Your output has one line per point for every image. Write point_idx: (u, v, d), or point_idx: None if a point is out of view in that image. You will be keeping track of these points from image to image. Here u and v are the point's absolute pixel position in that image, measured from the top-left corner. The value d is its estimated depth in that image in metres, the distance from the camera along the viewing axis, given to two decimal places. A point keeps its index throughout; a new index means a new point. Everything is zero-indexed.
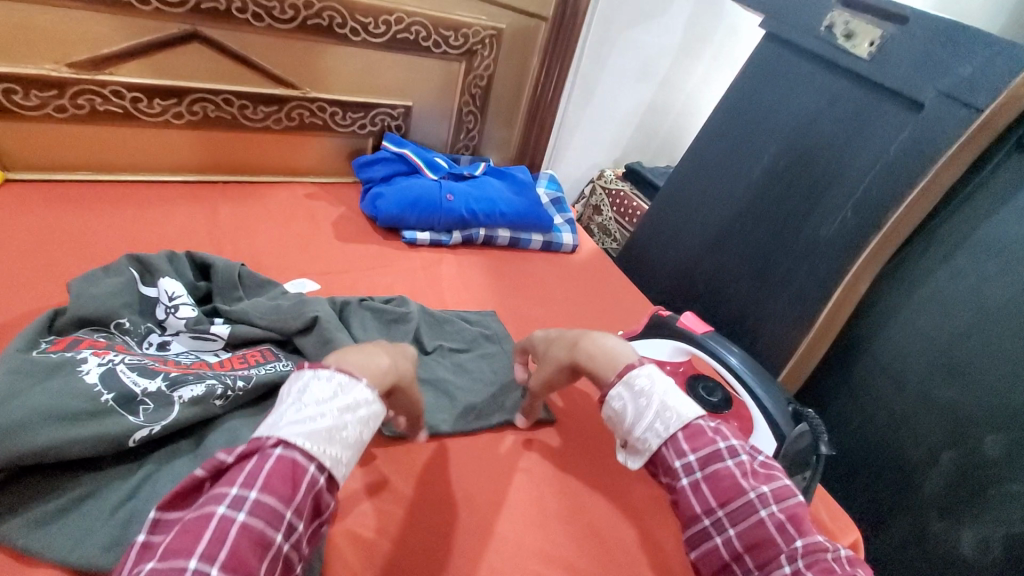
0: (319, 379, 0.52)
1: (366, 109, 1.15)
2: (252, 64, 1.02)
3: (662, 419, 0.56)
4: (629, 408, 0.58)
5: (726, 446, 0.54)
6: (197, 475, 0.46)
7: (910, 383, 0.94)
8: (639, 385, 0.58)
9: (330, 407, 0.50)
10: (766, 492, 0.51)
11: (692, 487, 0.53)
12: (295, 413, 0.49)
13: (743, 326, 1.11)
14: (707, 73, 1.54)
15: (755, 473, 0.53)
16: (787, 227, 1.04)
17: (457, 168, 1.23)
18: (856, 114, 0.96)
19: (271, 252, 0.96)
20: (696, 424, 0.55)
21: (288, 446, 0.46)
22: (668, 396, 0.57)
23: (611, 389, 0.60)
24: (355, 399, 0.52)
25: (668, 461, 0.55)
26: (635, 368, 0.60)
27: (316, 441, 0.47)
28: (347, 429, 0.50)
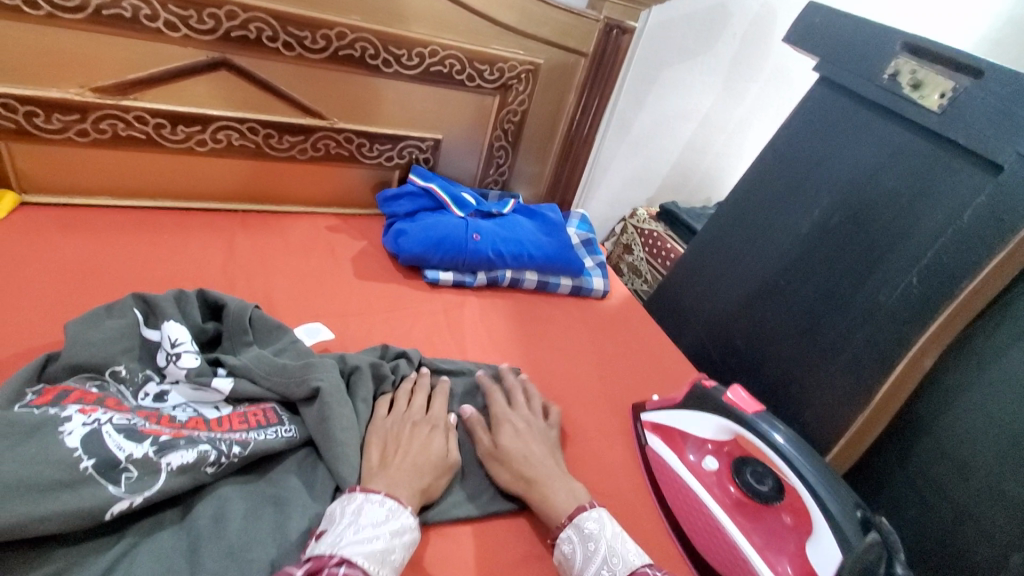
0: (372, 502, 0.57)
1: (394, 141, 1.11)
2: (280, 93, 0.99)
3: (608, 564, 0.57)
4: (578, 552, 0.60)
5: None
6: None
7: (976, 472, 0.83)
8: (588, 529, 0.61)
9: (383, 529, 0.55)
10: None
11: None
12: (354, 533, 0.54)
13: (788, 391, 1.03)
14: (750, 113, 1.47)
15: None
16: (840, 286, 0.96)
17: (485, 205, 1.17)
18: (924, 171, 0.88)
19: (286, 289, 0.91)
20: (640, 570, 0.57)
21: (351, 565, 0.50)
22: (616, 541, 0.60)
23: (561, 532, 0.62)
24: (403, 522, 0.57)
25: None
26: (585, 511, 0.63)
27: (374, 561, 0.52)
28: (395, 552, 0.54)
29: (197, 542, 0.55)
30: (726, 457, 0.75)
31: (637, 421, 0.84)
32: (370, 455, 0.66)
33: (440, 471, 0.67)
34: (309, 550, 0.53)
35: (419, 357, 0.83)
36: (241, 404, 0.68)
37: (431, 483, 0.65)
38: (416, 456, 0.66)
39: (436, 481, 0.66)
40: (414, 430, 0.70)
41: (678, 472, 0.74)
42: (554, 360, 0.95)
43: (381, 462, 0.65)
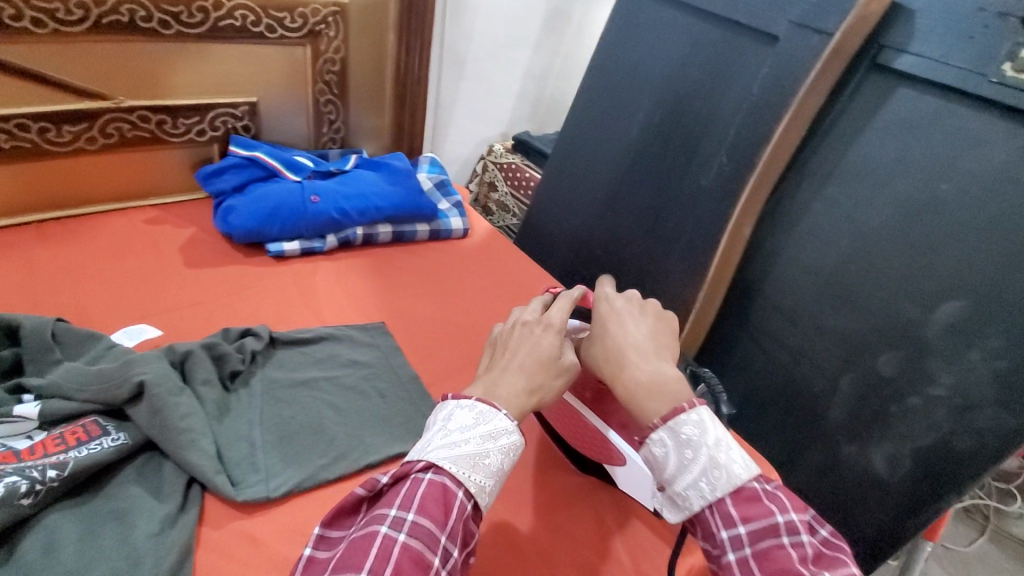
0: (462, 407, 0.54)
1: (200, 112, 1.01)
2: (46, 79, 0.85)
3: (707, 477, 0.50)
4: (671, 457, 0.52)
5: (784, 521, 0.48)
6: (358, 494, 0.52)
7: (803, 314, 0.96)
8: (686, 435, 0.52)
9: (473, 433, 0.52)
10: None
11: (739, 564, 0.47)
12: (441, 438, 0.52)
13: (642, 288, 1.08)
14: (580, 31, 1.49)
15: (817, 557, 0.47)
16: (669, 177, 1.02)
17: (322, 165, 1.11)
18: (720, 58, 0.95)
19: (101, 295, 0.82)
20: (747, 487, 0.50)
21: (437, 470, 0.50)
22: (720, 450, 0.51)
23: (652, 433, 0.54)
24: (496, 425, 0.53)
25: (713, 529, 0.50)
26: (683, 413, 0.53)
27: (464, 466, 0.50)
28: (490, 456, 0.51)
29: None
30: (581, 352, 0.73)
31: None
32: (483, 362, 0.62)
33: (556, 375, 0.59)
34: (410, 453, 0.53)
35: (267, 331, 0.79)
36: (60, 425, 0.62)
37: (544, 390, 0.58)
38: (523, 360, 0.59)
39: (551, 387, 0.58)
40: (526, 331, 0.61)
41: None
42: (418, 307, 0.94)
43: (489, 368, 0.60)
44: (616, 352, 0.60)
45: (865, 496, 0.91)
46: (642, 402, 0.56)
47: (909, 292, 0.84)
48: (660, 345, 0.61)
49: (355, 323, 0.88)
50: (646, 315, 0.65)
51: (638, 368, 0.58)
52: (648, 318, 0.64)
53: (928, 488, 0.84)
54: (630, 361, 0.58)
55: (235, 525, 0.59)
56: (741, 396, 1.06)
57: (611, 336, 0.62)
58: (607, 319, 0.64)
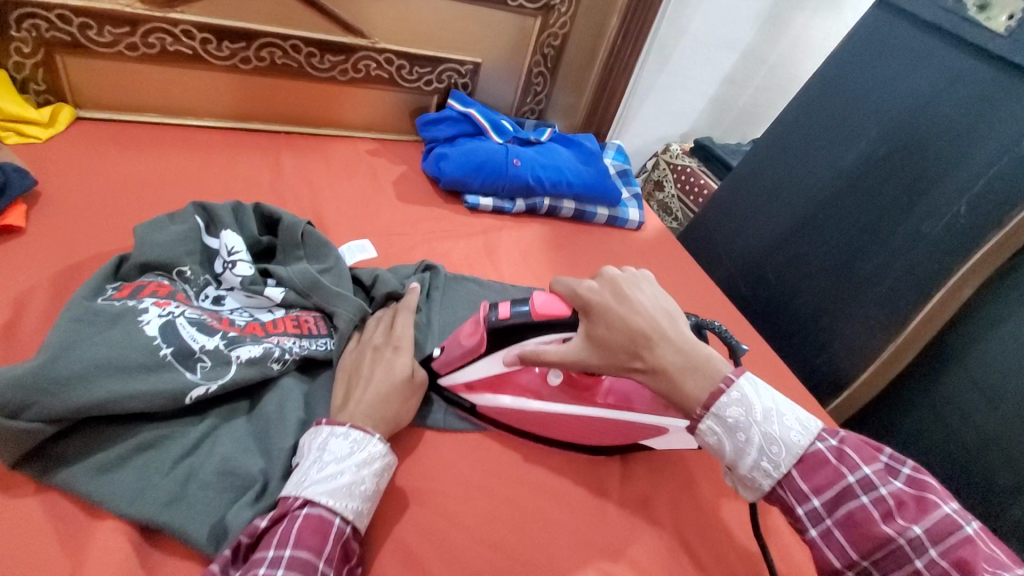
0: (336, 436, 0.55)
1: (433, 64, 1.10)
2: (322, 9, 0.97)
3: (766, 454, 0.51)
4: (725, 443, 0.52)
5: (856, 479, 0.49)
6: (236, 542, 0.50)
7: (1004, 398, 0.85)
8: (731, 418, 0.52)
9: (348, 463, 0.54)
10: (919, 534, 0.46)
11: (822, 537, 0.50)
12: (317, 472, 0.53)
13: (816, 322, 1.05)
14: (797, 42, 1.41)
15: (904, 505, 0.48)
16: (882, 216, 0.95)
17: (521, 132, 1.17)
18: (982, 96, 0.84)
19: (333, 208, 0.93)
20: (811, 453, 0.51)
21: (313, 505, 0.51)
22: (770, 423, 0.52)
23: (698, 423, 0.53)
24: (370, 451, 0.55)
25: (788, 505, 0.51)
26: (723, 396, 0.52)
27: (340, 497, 0.52)
28: (365, 482, 0.54)
29: (266, 428, 0.60)
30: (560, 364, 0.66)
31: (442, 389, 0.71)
32: (336, 393, 0.63)
33: (409, 396, 0.64)
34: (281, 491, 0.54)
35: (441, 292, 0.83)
36: (293, 306, 0.71)
37: (400, 410, 0.62)
38: (372, 384, 0.62)
39: (406, 407, 0.63)
40: (374, 357, 0.65)
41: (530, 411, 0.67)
42: None
43: (344, 401, 0.61)
44: (637, 343, 0.56)
45: None
46: (682, 397, 0.54)
47: None
48: (672, 318, 0.58)
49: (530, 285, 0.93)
50: (640, 289, 0.60)
51: (666, 361, 0.54)
52: (642, 293, 0.60)
53: None
54: (656, 353, 0.55)
55: (421, 435, 0.67)
56: None
57: (621, 323, 0.56)
58: (603, 311, 0.57)
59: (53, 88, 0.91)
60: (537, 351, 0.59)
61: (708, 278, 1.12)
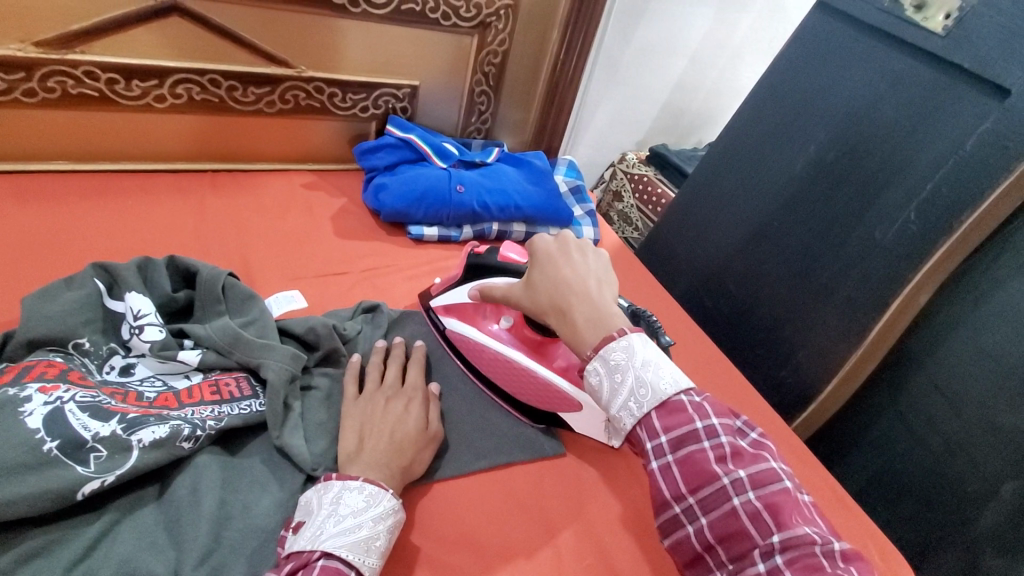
0: (351, 489, 0.53)
1: (368, 90, 1.05)
2: (240, 40, 0.91)
3: (636, 396, 0.51)
4: (604, 385, 0.52)
5: (703, 426, 0.50)
6: None
7: (970, 404, 0.83)
8: (614, 360, 0.52)
9: (365, 517, 0.52)
10: (743, 478, 0.48)
11: (662, 469, 0.50)
12: (333, 525, 0.50)
13: (778, 333, 1.02)
14: (744, 45, 1.39)
15: (734, 455, 0.49)
16: (836, 223, 0.93)
17: (467, 154, 1.12)
18: (925, 98, 0.82)
19: (264, 252, 0.87)
20: (673, 400, 0.51)
21: (330, 557, 0.48)
22: (646, 369, 0.51)
23: (586, 364, 0.54)
24: (387, 505, 0.53)
25: (641, 440, 0.51)
26: (614, 341, 0.53)
27: (357, 551, 0.49)
28: (381, 537, 0.52)
29: (177, 516, 0.54)
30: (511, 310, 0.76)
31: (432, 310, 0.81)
32: (345, 441, 0.60)
33: (423, 443, 0.62)
34: (290, 546, 0.50)
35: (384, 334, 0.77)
36: (214, 368, 0.65)
37: (414, 459, 0.60)
38: (386, 432, 0.60)
39: (420, 456, 0.61)
40: (388, 404, 0.64)
41: (478, 345, 0.74)
42: None
43: (358, 448, 0.59)
44: (560, 298, 0.58)
45: None
46: (578, 342, 0.55)
47: None
48: (602, 286, 0.59)
49: None
50: (586, 257, 0.61)
51: (577, 313, 0.56)
52: (589, 259, 0.61)
53: None
54: (570, 306, 0.57)
55: None
56: (869, 472, 0.97)
57: (554, 279, 0.59)
58: (543, 261, 0.62)
59: None
60: (491, 287, 0.68)
61: (668, 293, 1.09)
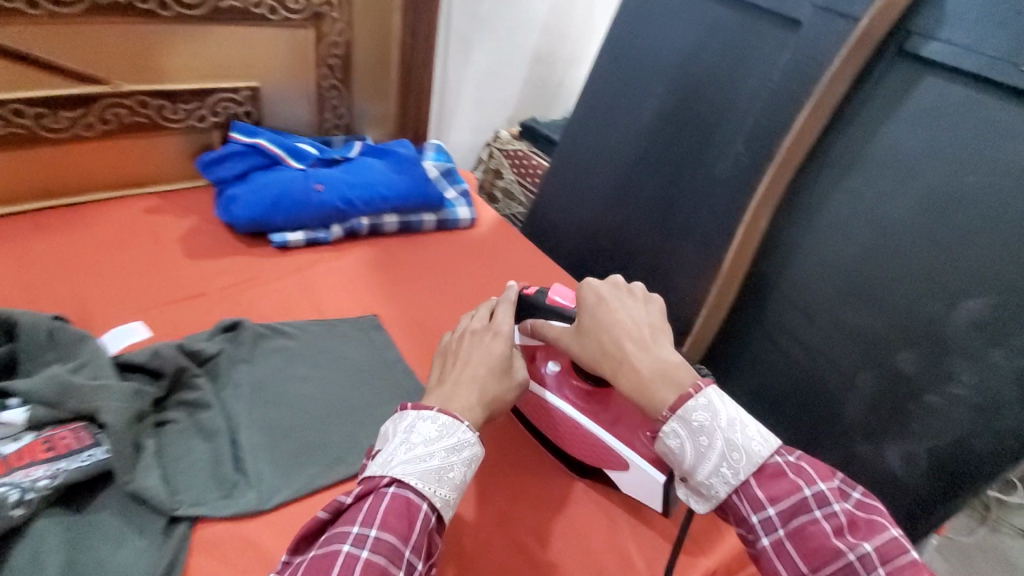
0: (424, 418, 0.53)
1: (200, 96, 0.98)
2: (36, 61, 0.82)
3: (727, 460, 0.51)
4: (688, 447, 0.52)
5: (812, 494, 0.50)
6: (319, 517, 0.50)
7: (820, 308, 0.92)
8: (698, 422, 0.52)
9: (438, 447, 0.52)
10: (869, 551, 0.47)
11: (775, 548, 0.50)
12: (405, 453, 0.51)
13: (654, 281, 1.07)
14: (589, 12, 1.44)
15: (852, 524, 0.49)
16: (685, 164, 0.98)
17: (326, 153, 1.08)
18: (737, 39, 0.91)
19: (104, 288, 0.80)
20: (769, 465, 0.51)
21: (400, 486, 0.49)
22: (734, 432, 0.52)
23: (663, 426, 0.53)
24: (460, 437, 0.53)
25: (743, 513, 0.51)
26: (692, 400, 0.52)
27: (429, 482, 0.50)
28: (454, 469, 0.52)
29: None
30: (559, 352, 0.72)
31: None
32: (431, 375, 0.62)
33: (508, 378, 0.61)
34: (364, 473, 0.53)
35: (250, 350, 0.73)
36: (47, 425, 0.58)
37: (501, 391, 0.60)
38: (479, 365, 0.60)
39: (506, 389, 0.61)
40: (473, 338, 0.63)
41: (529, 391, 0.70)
42: (427, 299, 0.91)
43: (439, 381, 0.60)
44: (613, 346, 0.58)
45: (876, 494, 0.88)
46: (648, 399, 0.55)
47: (936, 290, 0.79)
48: (655, 330, 0.59)
49: (352, 315, 0.85)
50: (627, 301, 0.62)
51: (637, 362, 0.56)
52: (643, 305, 0.62)
53: (945, 484, 0.81)
54: (627, 354, 0.57)
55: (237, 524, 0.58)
56: (751, 389, 1.02)
57: (609, 326, 0.60)
58: (594, 307, 0.62)
59: None
60: (546, 325, 0.67)
61: (549, 259, 1.11)
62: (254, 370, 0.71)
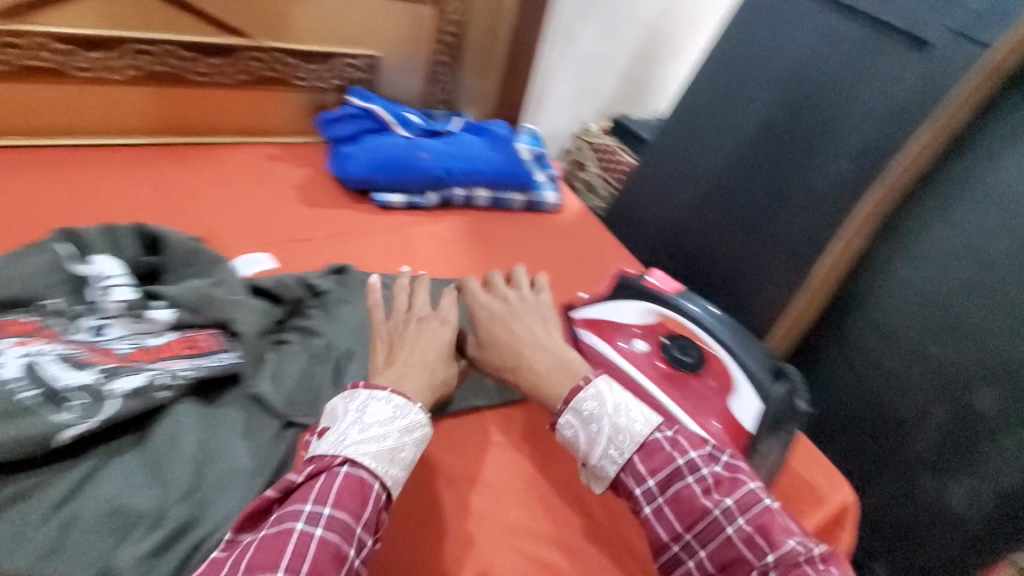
0: (376, 399, 0.50)
1: (326, 60, 1.06)
2: (196, 10, 0.92)
3: (615, 443, 0.52)
4: (580, 436, 0.54)
5: (685, 462, 0.51)
6: (267, 496, 0.47)
7: (900, 336, 0.90)
8: (587, 410, 0.54)
9: (391, 428, 0.49)
10: (730, 506, 0.49)
11: (655, 514, 0.50)
12: (359, 433, 0.48)
13: (727, 288, 1.07)
14: (696, 15, 1.45)
15: (719, 484, 0.50)
16: (783, 174, 0.99)
17: (430, 124, 1.14)
18: (859, 54, 0.90)
19: (230, 220, 0.88)
20: (651, 441, 0.52)
21: (354, 465, 0.47)
22: (619, 415, 0.53)
23: (559, 418, 0.55)
24: (412, 419, 0.51)
25: (630, 487, 0.52)
26: (582, 391, 0.55)
27: (382, 461, 0.48)
28: (406, 450, 0.50)
29: (158, 459, 0.55)
30: (653, 335, 0.81)
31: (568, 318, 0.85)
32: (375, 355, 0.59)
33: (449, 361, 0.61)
34: (313, 450, 0.49)
35: (354, 292, 0.80)
36: (189, 327, 0.65)
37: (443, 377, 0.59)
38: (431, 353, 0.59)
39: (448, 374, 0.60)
40: (419, 326, 0.61)
41: (614, 361, 0.79)
42: (512, 274, 0.96)
43: (387, 362, 0.57)
44: (512, 351, 0.62)
45: (936, 527, 0.88)
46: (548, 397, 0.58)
47: None
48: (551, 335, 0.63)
49: (442, 277, 0.90)
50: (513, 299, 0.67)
51: (537, 364, 0.60)
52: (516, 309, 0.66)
53: (1010, 526, 0.81)
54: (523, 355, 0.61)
55: None
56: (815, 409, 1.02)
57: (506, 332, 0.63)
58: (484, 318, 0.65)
59: None
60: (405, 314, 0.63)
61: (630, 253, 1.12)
62: (357, 311, 0.78)
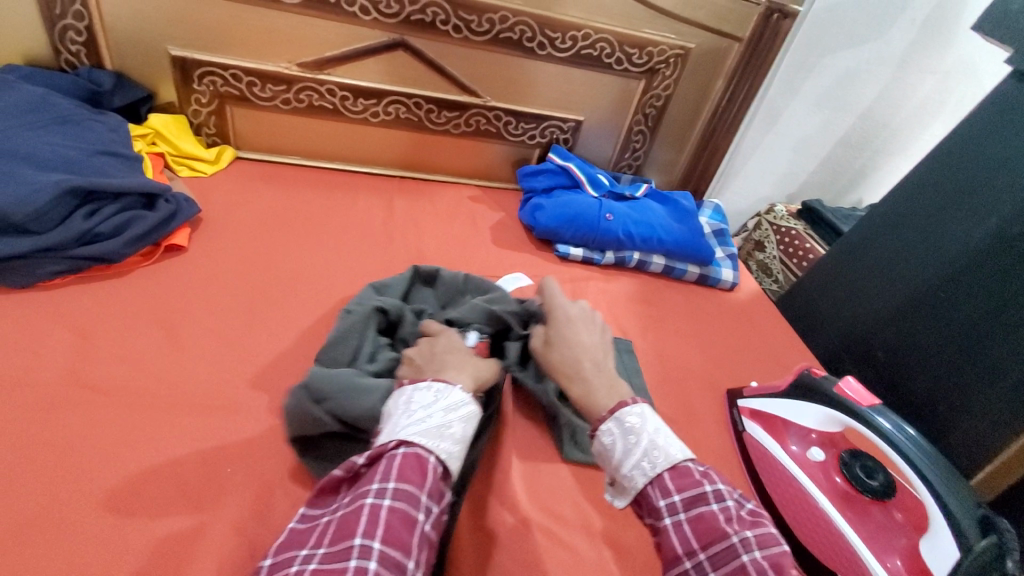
0: (420, 388, 0.54)
1: (538, 120, 1.18)
2: (444, 70, 1.08)
3: (649, 456, 0.51)
4: (618, 445, 0.53)
5: (713, 491, 0.49)
6: (336, 475, 0.50)
7: None
8: (629, 422, 0.54)
9: (437, 408, 0.52)
10: (749, 537, 0.45)
11: (675, 527, 0.48)
12: (407, 418, 0.51)
13: (931, 415, 0.96)
14: (923, 105, 1.32)
15: (741, 519, 0.47)
16: (1013, 300, 0.85)
17: (617, 187, 1.19)
18: None
19: (435, 247, 1.02)
20: (683, 466, 0.51)
21: (409, 445, 0.48)
22: (660, 435, 0.53)
23: (601, 425, 0.55)
24: (457, 399, 0.54)
25: (653, 500, 0.50)
26: (627, 406, 0.55)
27: (432, 437, 0.50)
28: (454, 425, 0.52)
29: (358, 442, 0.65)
30: (832, 447, 0.77)
31: (733, 408, 0.84)
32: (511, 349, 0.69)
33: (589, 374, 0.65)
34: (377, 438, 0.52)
35: None
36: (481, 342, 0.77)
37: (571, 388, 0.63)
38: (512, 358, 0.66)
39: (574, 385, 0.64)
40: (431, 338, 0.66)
41: (784, 465, 0.75)
42: (677, 345, 0.95)
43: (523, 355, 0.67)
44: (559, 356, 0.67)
45: None
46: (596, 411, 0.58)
47: None
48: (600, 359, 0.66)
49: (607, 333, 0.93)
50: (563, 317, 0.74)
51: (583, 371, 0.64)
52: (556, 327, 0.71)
53: None
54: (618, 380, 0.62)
55: None
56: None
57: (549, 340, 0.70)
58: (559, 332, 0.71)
59: (221, 131, 1.09)
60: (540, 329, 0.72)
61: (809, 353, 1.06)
62: None
